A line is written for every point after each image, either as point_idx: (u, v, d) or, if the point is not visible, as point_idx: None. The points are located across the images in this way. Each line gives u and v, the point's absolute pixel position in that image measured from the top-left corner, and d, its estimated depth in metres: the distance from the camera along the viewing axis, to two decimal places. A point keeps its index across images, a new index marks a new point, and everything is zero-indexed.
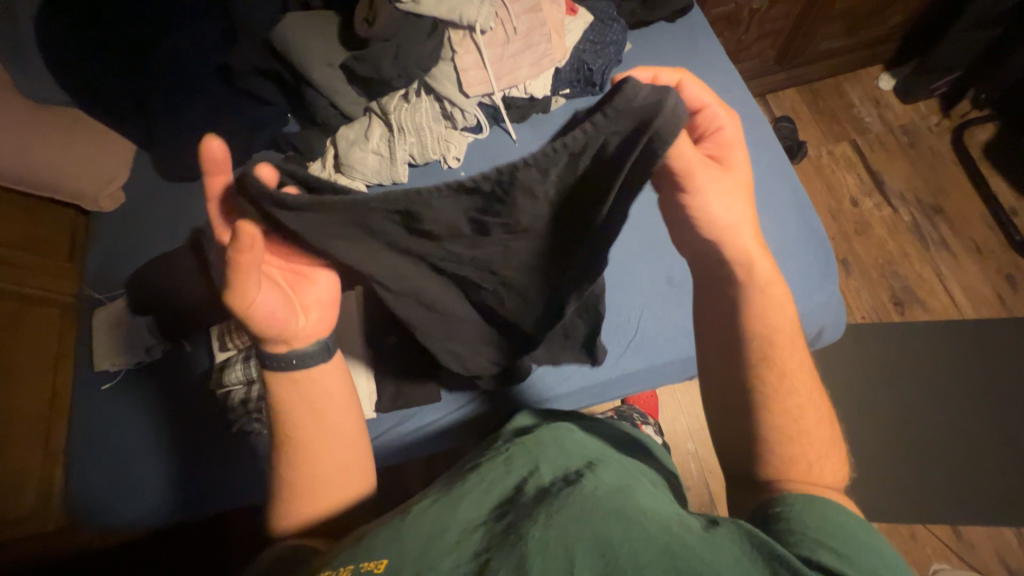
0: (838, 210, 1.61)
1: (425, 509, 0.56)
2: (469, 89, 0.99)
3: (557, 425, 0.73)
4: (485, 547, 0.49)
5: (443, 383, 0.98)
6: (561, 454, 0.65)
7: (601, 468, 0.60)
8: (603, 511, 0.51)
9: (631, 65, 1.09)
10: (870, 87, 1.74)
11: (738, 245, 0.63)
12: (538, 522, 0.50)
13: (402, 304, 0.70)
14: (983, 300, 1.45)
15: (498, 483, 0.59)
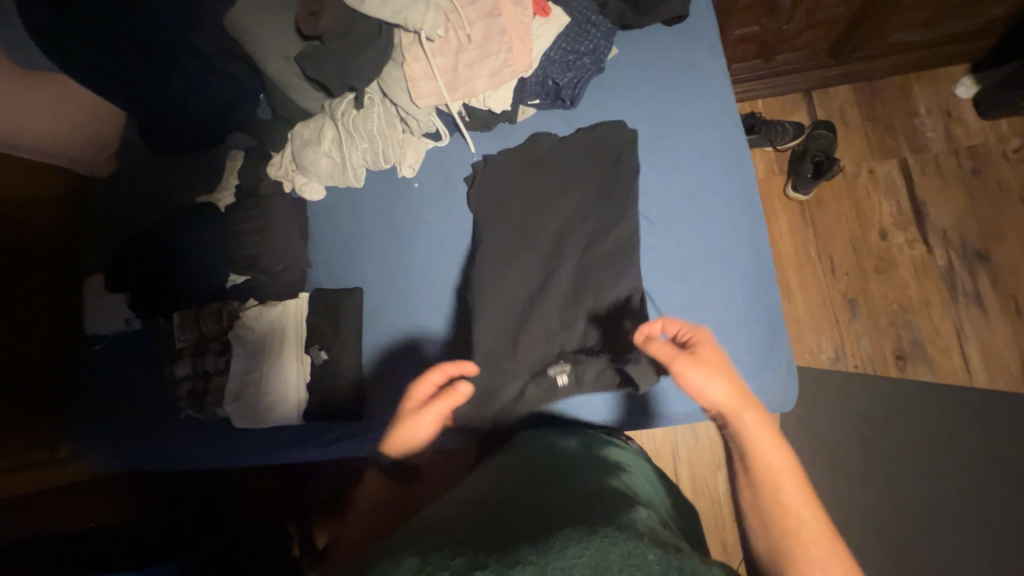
0: (861, 241, 1.42)
1: (408, 541, 0.50)
2: (418, 100, 0.91)
3: (530, 456, 0.71)
4: (480, 563, 0.44)
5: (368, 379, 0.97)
6: (536, 483, 0.62)
7: (584, 491, 0.57)
8: (602, 529, 0.47)
9: (612, 76, 0.95)
10: (944, 93, 1.44)
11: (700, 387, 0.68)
12: (536, 548, 0.44)
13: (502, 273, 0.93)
14: (1003, 368, 1.28)
15: (477, 515, 0.55)
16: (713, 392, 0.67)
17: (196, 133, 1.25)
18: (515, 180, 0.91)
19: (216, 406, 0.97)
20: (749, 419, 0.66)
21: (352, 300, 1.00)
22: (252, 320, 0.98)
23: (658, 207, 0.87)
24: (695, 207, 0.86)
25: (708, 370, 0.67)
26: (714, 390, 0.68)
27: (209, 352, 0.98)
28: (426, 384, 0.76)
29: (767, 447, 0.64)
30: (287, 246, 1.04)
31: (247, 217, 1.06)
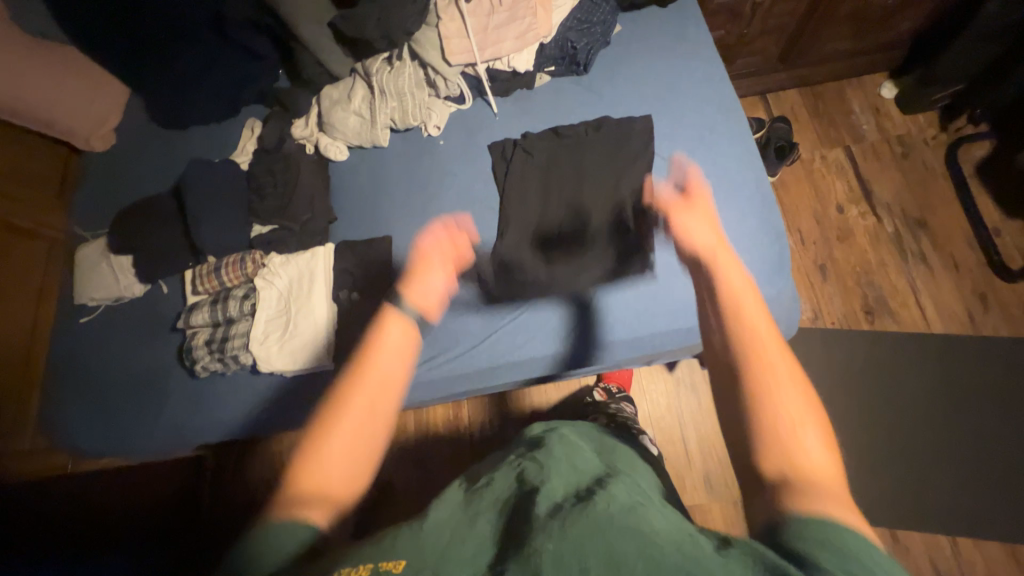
0: (823, 215, 1.61)
1: (438, 518, 0.52)
2: (451, 57, 1.01)
3: (568, 437, 0.66)
4: (499, 560, 0.47)
5: None
6: (570, 467, 0.57)
7: (613, 483, 0.53)
8: (617, 528, 0.45)
9: (619, 47, 1.09)
10: (871, 94, 1.72)
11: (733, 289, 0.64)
12: (549, 533, 0.46)
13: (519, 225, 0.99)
14: (952, 316, 1.47)
15: (508, 497, 0.54)
16: (731, 280, 0.65)
17: (208, 105, 1.23)
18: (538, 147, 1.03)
19: (240, 350, 0.95)
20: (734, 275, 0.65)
21: (381, 247, 1.02)
22: (278, 267, 1.00)
23: (672, 148, 0.99)
24: (701, 146, 0.98)
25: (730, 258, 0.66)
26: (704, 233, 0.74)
27: (233, 298, 0.98)
28: (432, 229, 0.85)
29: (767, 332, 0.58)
30: (313, 199, 1.05)
31: (268, 172, 1.06)
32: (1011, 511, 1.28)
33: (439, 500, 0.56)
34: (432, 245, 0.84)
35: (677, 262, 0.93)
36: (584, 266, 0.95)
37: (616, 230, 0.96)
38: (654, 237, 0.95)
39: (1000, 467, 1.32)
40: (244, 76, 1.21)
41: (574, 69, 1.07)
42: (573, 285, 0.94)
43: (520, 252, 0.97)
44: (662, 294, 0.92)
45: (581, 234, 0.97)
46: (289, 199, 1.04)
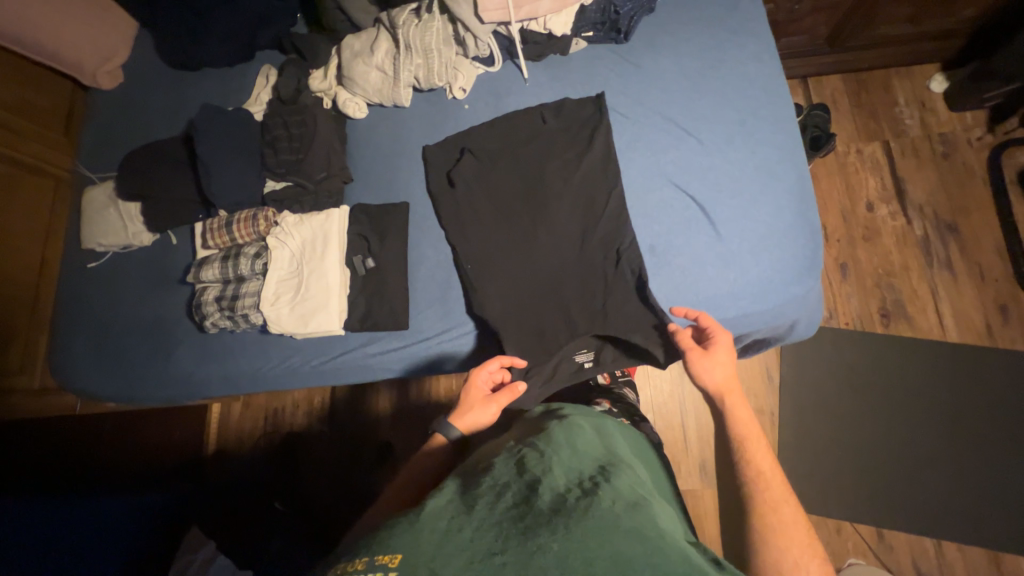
0: (851, 212, 1.56)
1: (439, 507, 0.50)
2: (484, 14, 0.93)
3: (572, 421, 0.66)
4: (501, 548, 0.45)
5: (412, 311, 0.94)
6: (572, 453, 0.58)
7: (614, 477, 0.55)
8: (622, 532, 0.46)
9: (663, 15, 1.01)
10: (919, 87, 1.62)
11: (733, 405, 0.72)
12: (556, 531, 0.45)
13: (543, 197, 0.94)
14: (970, 325, 1.44)
15: (510, 483, 0.52)
16: (716, 377, 0.74)
17: (222, 47, 1.16)
18: (569, 117, 0.97)
19: (251, 309, 0.93)
20: (740, 412, 0.72)
21: (398, 213, 0.98)
22: (290, 226, 0.96)
23: (712, 132, 0.93)
24: (744, 132, 0.92)
25: (717, 363, 0.75)
26: (717, 385, 0.74)
27: (244, 256, 0.95)
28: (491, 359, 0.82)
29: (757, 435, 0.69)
30: (329, 157, 1.00)
31: (285, 124, 1.01)
32: (1002, 521, 1.30)
33: (440, 488, 0.54)
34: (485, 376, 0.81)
35: (707, 253, 0.88)
36: (577, 261, 0.91)
37: (642, 212, 0.92)
38: (683, 224, 0.90)
39: (995, 477, 1.33)
40: (260, 17, 1.14)
41: (612, 36, 1.00)
42: (573, 280, 0.91)
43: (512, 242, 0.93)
44: (685, 285, 0.88)
45: (575, 223, 0.92)
46: (306, 154, 0.99)
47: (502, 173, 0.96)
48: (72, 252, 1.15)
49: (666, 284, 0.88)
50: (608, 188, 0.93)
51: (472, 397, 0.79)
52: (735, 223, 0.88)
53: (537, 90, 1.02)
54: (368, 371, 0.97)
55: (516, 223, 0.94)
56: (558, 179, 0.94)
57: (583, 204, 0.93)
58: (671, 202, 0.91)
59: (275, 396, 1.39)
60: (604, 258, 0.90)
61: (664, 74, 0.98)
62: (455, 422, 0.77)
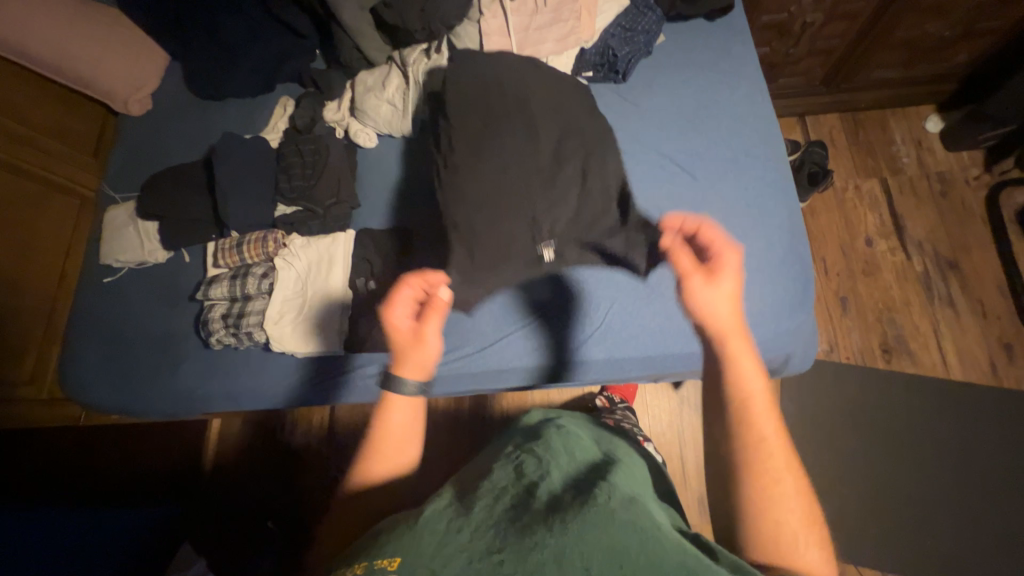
0: (850, 247, 1.57)
1: (438, 509, 0.52)
2: (489, 54, 1.00)
3: (568, 430, 0.69)
4: (499, 546, 0.46)
5: None
6: (570, 459, 0.60)
7: (612, 474, 0.56)
8: (619, 525, 0.47)
9: (660, 58, 1.06)
10: (915, 127, 1.66)
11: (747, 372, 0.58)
12: (553, 529, 0.47)
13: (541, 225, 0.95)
14: (974, 363, 1.43)
15: (508, 488, 0.54)
16: (720, 311, 0.61)
17: (245, 79, 1.23)
18: None
19: (255, 327, 0.96)
20: (743, 367, 0.58)
21: (402, 237, 1.02)
22: (298, 249, 1.00)
23: (705, 168, 0.96)
24: (736, 168, 0.94)
25: (719, 288, 0.62)
26: (716, 316, 0.61)
27: (252, 275, 0.99)
28: (402, 285, 0.73)
29: (762, 398, 0.58)
30: (338, 183, 1.05)
31: (299, 152, 1.06)
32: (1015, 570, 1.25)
33: (439, 493, 0.56)
34: (403, 310, 0.72)
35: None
36: (577, 290, 0.94)
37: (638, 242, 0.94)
38: (675, 257, 0.92)
39: (1006, 521, 1.29)
40: (282, 53, 1.22)
41: (612, 79, 1.05)
42: (571, 307, 0.94)
43: (511, 256, 0.91)
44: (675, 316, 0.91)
45: (573, 251, 0.93)
46: (317, 181, 1.04)
47: None
48: (90, 267, 1.20)
49: (661, 315, 0.92)
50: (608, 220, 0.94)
51: (394, 314, 0.72)
52: None
53: None
54: (366, 387, 0.98)
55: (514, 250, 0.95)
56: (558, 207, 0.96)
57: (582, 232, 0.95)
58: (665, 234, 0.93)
59: (274, 413, 1.40)
60: (602, 288, 0.94)
61: (660, 112, 1.02)
62: (398, 373, 0.70)
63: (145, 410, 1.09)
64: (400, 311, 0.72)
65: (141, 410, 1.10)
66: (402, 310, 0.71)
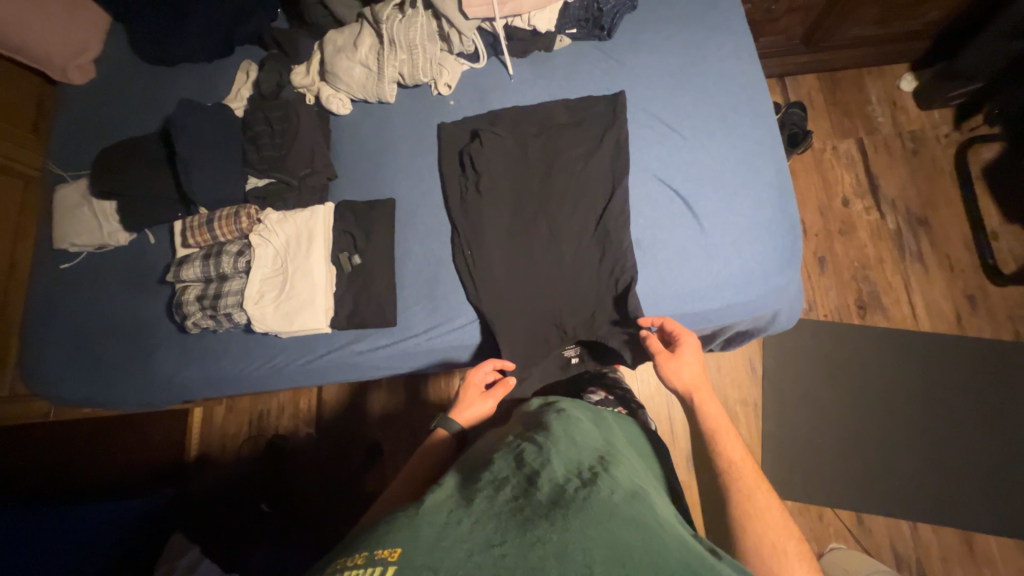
0: (827, 207, 1.61)
1: (438, 502, 0.51)
2: (468, 10, 0.94)
3: (568, 415, 0.70)
4: (499, 539, 0.46)
5: (402, 306, 0.94)
6: (571, 446, 0.61)
7: (613, 468, 0.58)
8: (622, 521, 0.48)
9: (645, 12, 1.02)
10: (890, 86, 1.68)
11: (726, 442, 0.74)
12: (555, 522, 0.46)
13: (534, 196, 0.94)
14: (941, 315, 1.50)
15: (509, 479, 0.54)
16: (683, 376, 0.80)
17: (200, 42, 1.14)
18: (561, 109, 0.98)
19: (234, 308, 0.91)
20: (710, 407, 0.78)
21: (384, 209, 0.97)
22: (274, 224, 0.94)
23: (694, 127, 0.93)
24: (725, 126, 0.92)
25: (683, 362, 0.80)
26: (682, 383, 0.80)
27: (226, 254, 0.93)
28: (487, 358, 0.87)
29: (739, 456, 0.72)
30: (313, 153, 0.99)
31: (267, 120, 0.99)
32: (972, 502, 1.35)
33: (439, 486, 0.55)
34: (481, 375, 0.86)
35: (690, 247, 0.88)
36: (572, 258, 0.90)
37: (631, 205, 0.91)
38: (668, 218, 0.90)
39: (965, 460, 1.39)
40: (238, 11, 1.12)
41: (595, 35, 1.02)
42: (566, 277, 0.90)
43: (503, 231, 0.93)
44: (671, 276, 0.88)
45: (566, 220, 0.92)
46: (289, 151, 0.98)
47: (496, 171, 0.95)
48: (44, 254, 1.11)
49: (658, 284, 0.88)
50: (603, 190, 0.92)
51: (473, 375, 0.85)
52: (722, 216, 0.88)
53: (520, 87, 1.03)
54: (359, 366, 0.96)
55: (510, 220, 0.93)
56: (550, 174, 0.94)
57: (575, 199, 0.92)
58: (655, 198, 0.91)
59: (260, 398, 1.36)
60: (597, 259, 0.90)
61: (646, 69, 0.99)
62: (456, 416, 0.82)
63: (123, 398, 1.04)
64: (479, 375, 0.86)
65: (124, 398, 1.05)
66: (481, 374, 0.86)
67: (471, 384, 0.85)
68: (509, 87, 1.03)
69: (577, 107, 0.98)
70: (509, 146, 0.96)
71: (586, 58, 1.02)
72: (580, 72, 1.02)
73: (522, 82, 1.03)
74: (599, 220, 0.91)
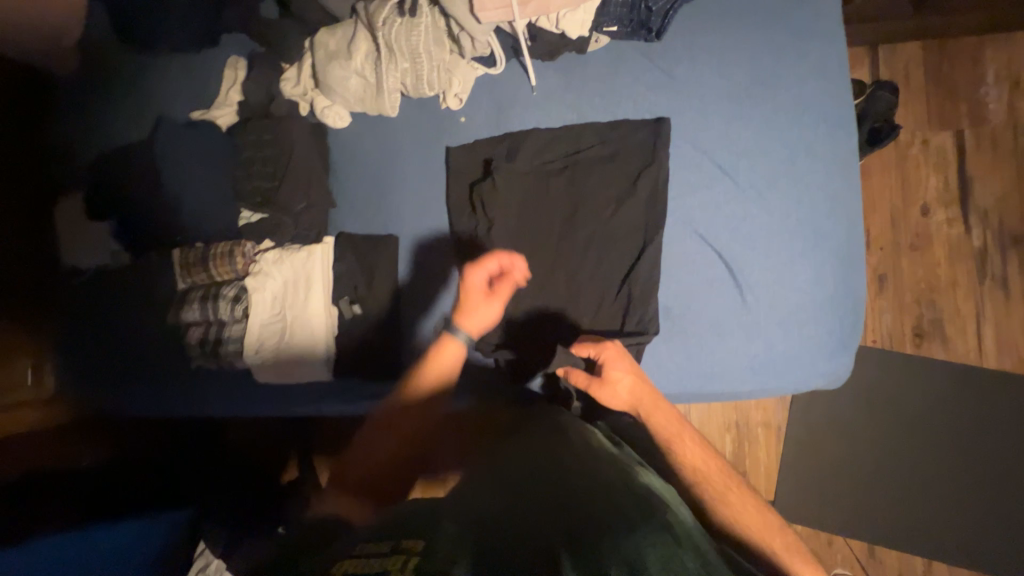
0: (901, 215, 1.38)
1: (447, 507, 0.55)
2: (482, 13, 0.76)
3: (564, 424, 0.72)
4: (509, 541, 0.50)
5: (404, 361, 0.89)
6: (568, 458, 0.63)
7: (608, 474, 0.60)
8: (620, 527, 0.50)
9: (707, 6, 0.81)
10: (1015, 61, 1.34)
11: (685, 448, 0.70)
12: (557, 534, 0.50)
13: (552, 246, 0.82)
14: (1012, 351, 1.33)
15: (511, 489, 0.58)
16: (620, 395, 0.71)
17: (182, 32, 1.00)
18: (590, 136, 0.82)
19: (236, 357, 0.88)
20: (659, 414, 0.71)
21: (385, 248, 0.89)
22: (270, 265, 0.89)
23: (750, 171, 0.78)
24: (790, 173, 0.77)
25: (615, 380, 0.70)
26: (626, 404, 0.71)
27: (222, 299, 0.88)
28: (484, 255, 0.74)
29: (704, 459, 0.69)
30: (309, 181, 0.89)
31: (258, 142, 0.89)
32: (1001, 547, 1.29)
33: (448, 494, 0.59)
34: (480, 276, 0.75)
35: (727, 321, 0.77)
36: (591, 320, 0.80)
37: (664, 265, 0.79)
38: (705, 284, 0.78)
39: (1005, 507, 1.29)
40: None
41: (641, 38, 0.82)
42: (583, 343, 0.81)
43: (513, 284, 0.82)
44: (701, 353, 0.78)
45: (587, 277, 0.80)
46: (283, 179, 0.88)
47: (510, 214, 0.83)
48: (24, 265, 1.03)
49: (684, 361, 0.78)
50: (633, 246, 0.79)
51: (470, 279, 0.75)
52: (768, 286, 0.76)
53: (543, 103, 0.86)
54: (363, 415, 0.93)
55: (524, 270, 0.82)
56: (572, 221, 0.81)
57: (599, 253, 0.80)
58: (691, 258, 0.79)
59: None
60: (616, 324, 0.78)
61: (698, 87, 0.80)
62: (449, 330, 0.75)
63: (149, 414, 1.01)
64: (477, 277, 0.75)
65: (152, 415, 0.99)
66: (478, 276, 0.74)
67: (467, 290, 0.75)
68: (531, 103, 0.87)
69: (611, 134, 0.81)
70: (525, 184, 0.83)
71: (626, 65, 0.83)
72: (619, 85, 0.83)
73: (547, 96, 0.86)
74: (626, 279, 0.79)
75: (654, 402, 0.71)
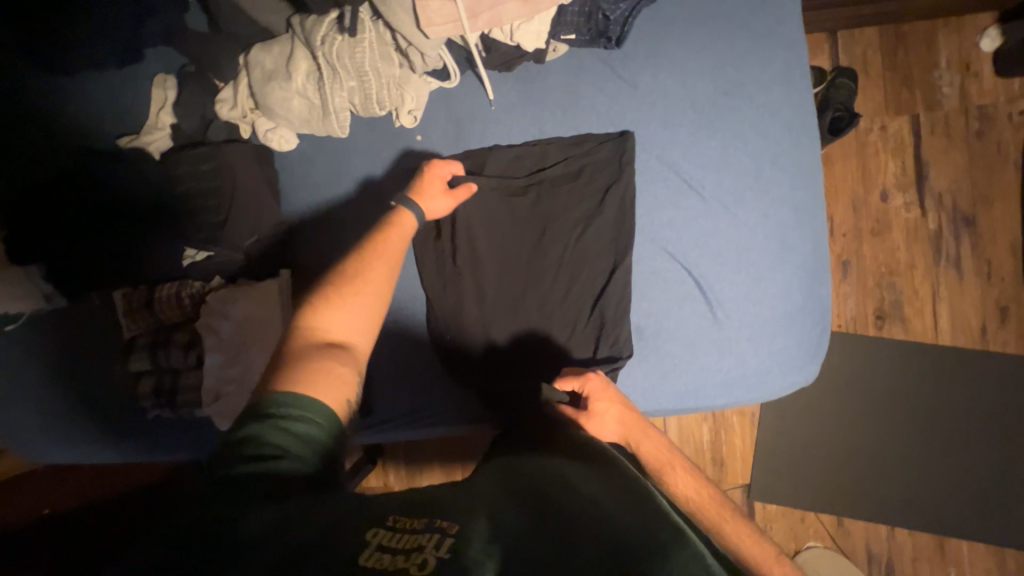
0: (862, 201, 1.41)
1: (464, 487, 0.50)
2: (428, 28, 0.70)
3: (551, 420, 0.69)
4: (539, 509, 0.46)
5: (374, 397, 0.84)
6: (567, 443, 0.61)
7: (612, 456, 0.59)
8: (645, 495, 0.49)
9: (666, 12, 0.77)
10: (967, 44, 1.36)
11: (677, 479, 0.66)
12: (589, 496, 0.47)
13: (521, 270, 0.79)
14: (965, 327, 1.39)
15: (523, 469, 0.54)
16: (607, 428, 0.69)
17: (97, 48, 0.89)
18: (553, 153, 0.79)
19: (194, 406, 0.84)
20: (647, 443, 0.69)
21: None
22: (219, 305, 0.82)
23: (716, 184, 0.76)
24: (757, 186, 0.76)
25: (602, 413, 0.69)
26: (615, 434, 0.69)
27: (174, 346, 0.84)
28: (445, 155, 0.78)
29: (698, 490, 0.66)
30: (257, 212, 0.83)
31: (195, 172, 0.82)
32: (956, 510, 1.38)
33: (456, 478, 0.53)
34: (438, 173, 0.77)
35: (699, 338, 0.77)
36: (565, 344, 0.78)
37: (634, 285, 0.78)
38: (676, 302, 0.77)
39: (959, 475, 1.38)
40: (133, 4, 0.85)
41: (601, 45, 0.78)
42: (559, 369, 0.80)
43: (484, 310, 0.79)
44: (677, 371, 0.77)
45: (558, 300, 0.78)
46: (228, 213, 0.82)
47: (476, 238, 0.79)
48: None
49: (659, 381, 0.78)
50: (602, 268, 0.77)
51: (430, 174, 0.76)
52: (738, 300, 0.76)
53: (503, 118, 0.82)
54: None
55: (494, 296, 0.79)
56: (540, 243, 0.78)
57: (569, 274, 0.78)
58: (660, 276, 0.78)
59: None
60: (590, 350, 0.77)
61: (659, 99, 0.78)
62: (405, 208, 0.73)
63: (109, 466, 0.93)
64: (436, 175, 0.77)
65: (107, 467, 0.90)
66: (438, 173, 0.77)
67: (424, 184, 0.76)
68: (490, 117, 0.82)
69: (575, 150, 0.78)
70: (489, 206, 0.79)
71: (587, 77, 0.80)
72: (580, 98, 0.80)
73: (507, 110, 0.82)
74: (597, 300, 0.77)
75: (642, 429, 0.69)
